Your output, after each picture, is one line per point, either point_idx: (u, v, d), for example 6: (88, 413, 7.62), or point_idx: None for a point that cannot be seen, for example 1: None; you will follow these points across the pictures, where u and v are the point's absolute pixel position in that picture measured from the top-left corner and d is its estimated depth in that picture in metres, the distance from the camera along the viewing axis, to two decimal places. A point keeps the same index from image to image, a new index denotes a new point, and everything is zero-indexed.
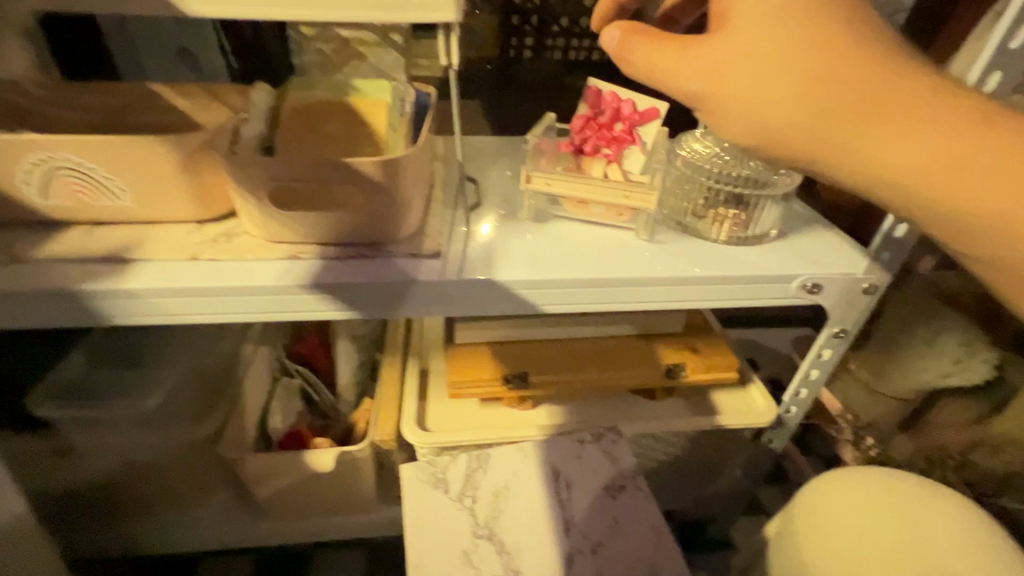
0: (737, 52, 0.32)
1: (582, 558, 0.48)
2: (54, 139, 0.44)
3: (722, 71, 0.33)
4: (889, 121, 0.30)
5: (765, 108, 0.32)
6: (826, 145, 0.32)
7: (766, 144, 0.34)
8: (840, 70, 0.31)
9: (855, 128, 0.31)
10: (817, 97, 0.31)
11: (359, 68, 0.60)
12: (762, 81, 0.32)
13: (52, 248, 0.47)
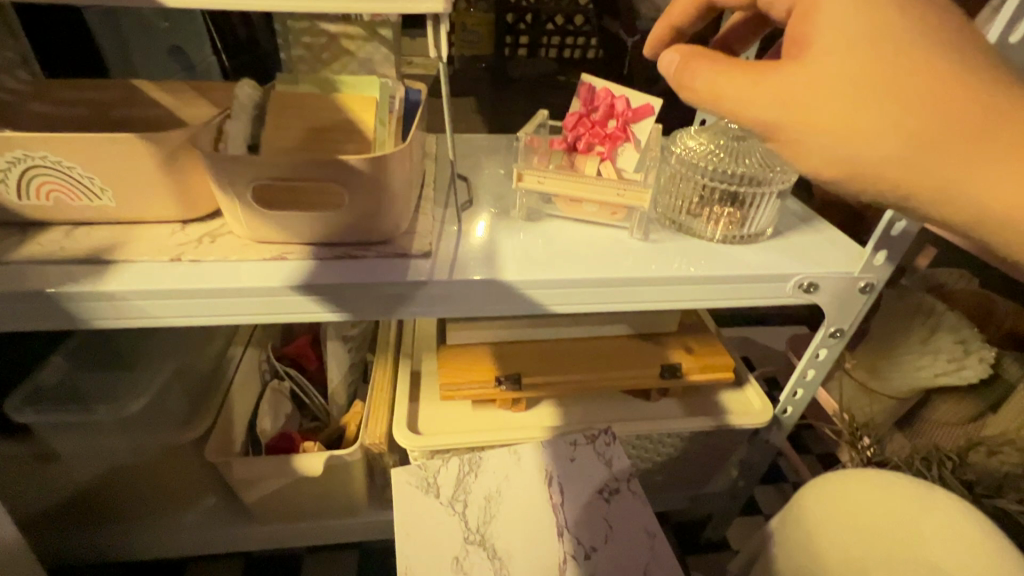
0: (820, 81, 0.30)
1: (575, 564, 0.48)
2: (29, 137, 0.43)
3: (804, 99, 0.30)
4: (996, 156, 0.28)
5: (854, 141, 0.30)
6: (927, 176, 0.29)
7: (850, 179, 0.31)
8: (940, 101, 0.28)
9: (960, 160, 0.28)
10: (916, 127, 0.29)
11: (349, 64, 0.59)
12: (854, 111, 0.29)
13: (29, 249, 0.46)
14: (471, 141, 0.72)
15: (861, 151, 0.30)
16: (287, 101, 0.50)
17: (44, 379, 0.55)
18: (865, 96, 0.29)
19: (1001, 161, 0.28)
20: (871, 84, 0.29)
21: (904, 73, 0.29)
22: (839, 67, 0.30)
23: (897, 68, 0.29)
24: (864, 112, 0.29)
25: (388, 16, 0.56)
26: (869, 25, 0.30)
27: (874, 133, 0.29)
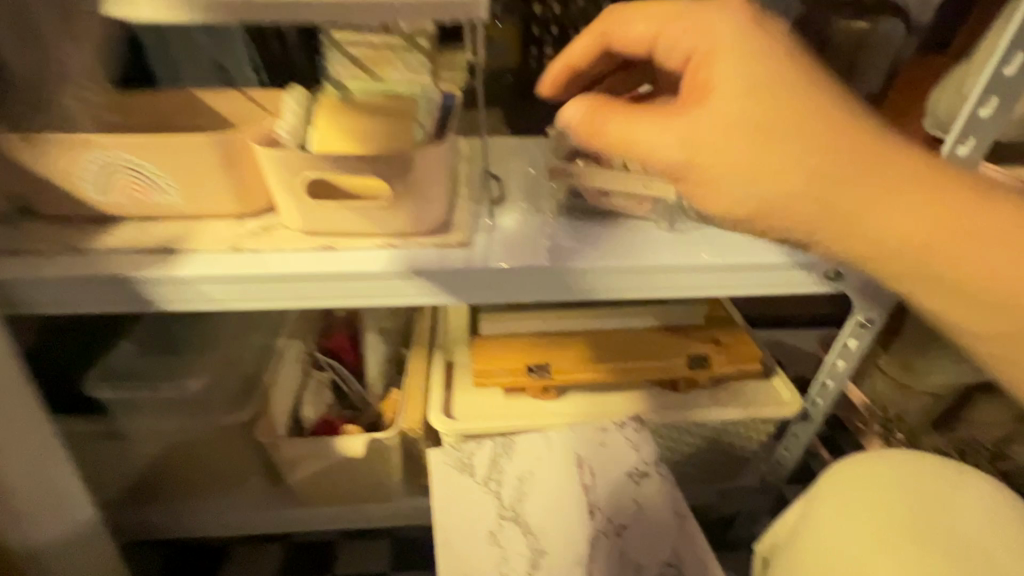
0: (721, 124, 0.34)
1: (606, 540, 0.50)
2: (112, 139, 0.48)
3: (707, 141, 0.34)
4: (869, 192, 0.33)
5: (755, 181, 0.34)
6: (820, 208, 0.34)
7: (757, 213, 0.35)
8: (822, 143, 0.33)
9: (845, 191, 0.33)
10: (805, 167, 0.33)
11: (387, 73, 0.63)
12: (749, 153, 0.34)
13: (107, 240, 0.51)
14: (501, 144, 0.75)
15: (763, 186, 0.34)
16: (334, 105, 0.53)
17: (115, 362, 0.61)
18: (755, 138, 0.34)
19: (877, 191, 0.33)
20: (760, 123, 0.34)
21: (786, 116, 0.33)
22: (731, 110, 0.34)
23: (778, 112, 0.33)
24: (758, 149, 0.34)
25: (426, 26, 0.60)
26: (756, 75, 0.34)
27: (769, 171, 0.33)
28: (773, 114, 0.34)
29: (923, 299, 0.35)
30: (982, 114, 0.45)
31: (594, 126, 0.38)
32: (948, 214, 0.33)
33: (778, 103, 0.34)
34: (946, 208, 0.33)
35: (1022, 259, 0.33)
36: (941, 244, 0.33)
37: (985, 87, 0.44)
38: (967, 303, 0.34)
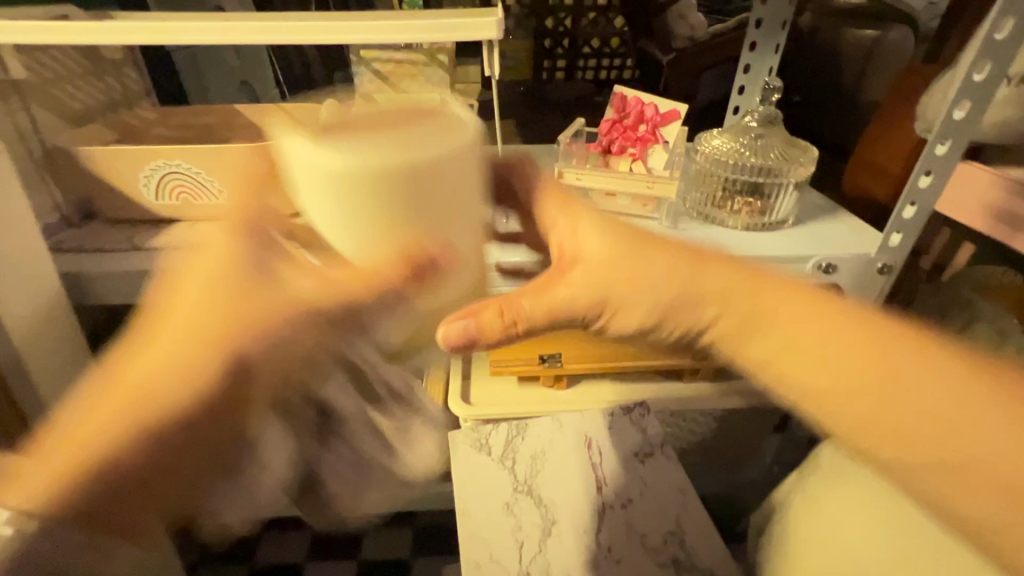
0: (609, 271, 0.45)
1: (612, 512, 0.57)
2: (173, 149, 0.55)
3: (607, 281, 0.45)
4: (739, 304, 0.44)
5: (647, 296, 0.45)
6: (715, 305, 0.44)
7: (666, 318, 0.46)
8: (681, 273, 0.45)
9: (722, 304, 0.44)
10: (678, 288, 0.45)
11: (411, 86, 0.69)
12: (639, 283, 0.45)
13: (164, 239, 0.57)
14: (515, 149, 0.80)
15: (654, 302, 0.45)
16: None
17: None
18: (639, 276, 0.45)
19: (717, 317, 0.44)
20: (627, 282, 0.45)
21: (642, 281, 0.45)
22: (600, 282, 0.45)
23: (630, 282, 0.45)
24: (629, 304, 0.45)
25: (445, 44, 0.66)
26: (611, 254, 0.45)
27: (653, 289, 0.45)
28: (633, 279, 0.45)
29: (827, 404, 0.41)
30: (957, 116, 0.49)
31: (494, 306, 0.43)
32: (789, 334, 0.42)
33: (632, 276, 0.45)
34: (778, 323, 0.42)
35: (876, 346, 0.40)
36: (820, 345, 0.41)
37: (959, 91, 0.48)
38: (818, 390, 0.41)
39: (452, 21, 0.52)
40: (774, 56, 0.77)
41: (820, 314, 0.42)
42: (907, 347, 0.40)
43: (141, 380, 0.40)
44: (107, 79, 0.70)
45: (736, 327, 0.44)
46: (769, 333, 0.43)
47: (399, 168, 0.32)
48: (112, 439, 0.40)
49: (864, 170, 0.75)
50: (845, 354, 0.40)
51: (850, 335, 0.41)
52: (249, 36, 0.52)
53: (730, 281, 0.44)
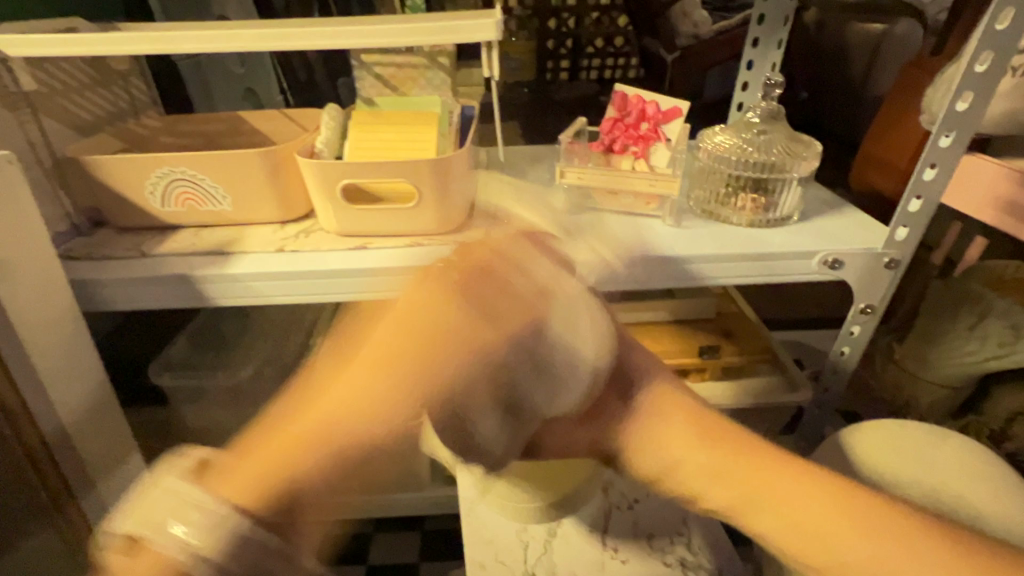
0: (639, 429, 0.42)
1: (620, 513, 0.57)
2: (176, 156, 0.56)
3: (634, 433, 0.43)
4: (767, 476, 0.39)
5: (668, 453, 0.41)
6: (731, 471, 0.39)
7: (685, 480, 0.41)
8: (708, 434, 0.41)
9: (746, 473, 0.39)
10: (707, 454, 0.40)
11: (412, 89, 0.69)
12: (671, 442, 0.41)
13: (168, 246, 0.58)
14: (517, 150, 0.80)
15: (668, 461, 0.41)
16: (361, 121, 0.58)
17: (173, 356, 0.71)
18: (662, 431, 0.42)
19: (716, 487, 0.39)
20: (655, 442, 0.42)
21: (676, 443, 0.41)
22: (634, 435, 0.42)
23: (668, 440, 0.41)
24: (646, 452, 0.42)
25: (446, 47, 0.66)
26: (659, 409, 0.43)
27: (676, 445, 0.41)
28: (668, 437, 0.42)
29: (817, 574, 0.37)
30: (960, 108, 0.49)
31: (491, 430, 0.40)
32: (793, 506, 0.38)
33: (659, 430, 0.42)
34: (775, 494, 0.38)
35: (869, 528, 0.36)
36: (821, 522, 0.37)
37: (963, 82, 0.47)
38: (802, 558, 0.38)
39: (450, 25, 0.52)
40: (777, 51, 0.76)
41: (812, 491, 0.38)
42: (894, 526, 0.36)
43: (358, 417, 0.35)
44: (115, 89, 0.71)
45: (735, 503, 0.39)
46: (771, 511, 0.38)
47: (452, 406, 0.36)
48: (331, 467, 0.34)
49: (870, 166, 0.75)
50: (824, 540, 0.37)
51: (852, 517, 0.37)
52: (249, 41, 0.52)
53: (731, 449, 0.40)
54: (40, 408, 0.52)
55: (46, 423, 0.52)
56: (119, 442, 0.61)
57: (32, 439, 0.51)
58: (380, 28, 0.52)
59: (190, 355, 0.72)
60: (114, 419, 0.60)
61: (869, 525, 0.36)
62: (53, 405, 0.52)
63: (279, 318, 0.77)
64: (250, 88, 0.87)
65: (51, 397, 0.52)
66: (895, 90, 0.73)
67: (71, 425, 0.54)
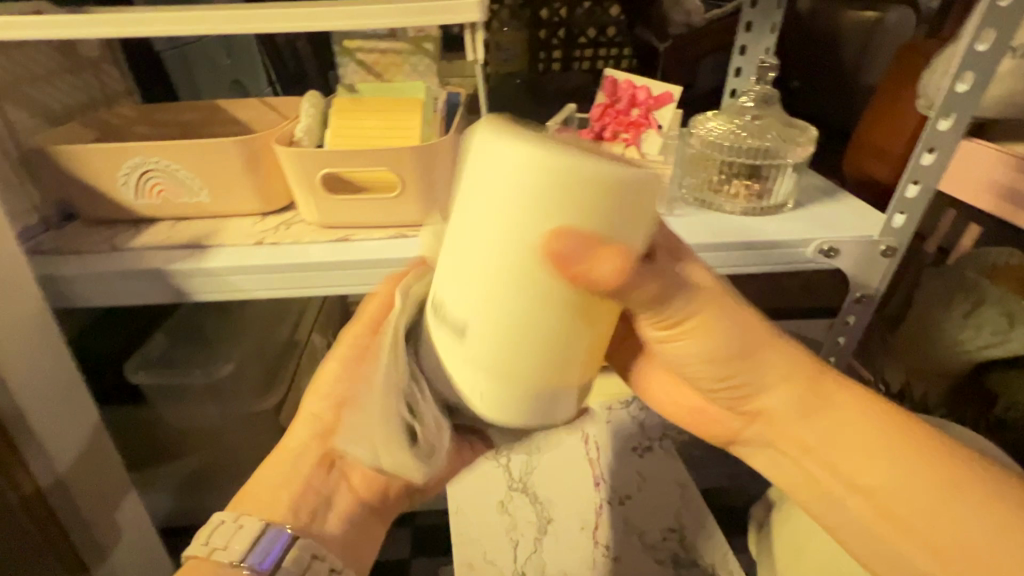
0: (725, 312, 0.37)
1: (611, 508, 0.59)
2: (148, 145, 0.54)
3: (721, 316, 0.37)
4: (834, 391, 0.40)
5: (750, 337, 0.38)
6: (796, 374, 0.40)
7: (747, 373, 0.40)
8: (783, 338, 0.40)
9: (817, 384, 0.40)
10: (780, 354, 0.40)
11: (397, 76, 0.66)
12: (753, 328, 0.38)
13: (142, 239, 0.56)
14: None
15: (738, 347, 0.38)
16: (342, 108, 0.56)
17: (151, 352, 0.71)
18: (744, 315, 0.38)
19: (776, 386, 0.40)
20: (739, 326, 0.37)
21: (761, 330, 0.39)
22: (714, 317, 0.37)
23: (733, 320, 0.37)
24: (694, 340, 0.38)
25: (431, 31, 0.64)
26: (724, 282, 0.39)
27: (759, 332, 0.39)
28: (747, 320, 0.38)
29: (852, 484, 0.39)
30: (960, 89, 0.47)
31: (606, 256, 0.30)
32: (853, 424, 0.39)
33: (730, 313, 0.37)
34: (839, 416, 0.39)
35: (932, 459, 0.37)
36: (887, 445, 0.38)
37: (962, 63, 0.46)
38: (848, 471, 0.39)
39: (431, 6, 0.50)
40: (770, 36, 0.75)
41: (854, 407, 0.39)
42: (916, 457, 0.38)
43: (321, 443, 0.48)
44: (86, 77, 0.69)
45: (793, 406, 0.40)
46: (811, 422, 0.40)
47: (591, 188, 0.28)
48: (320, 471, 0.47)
49: (864, 152, 0.74)
50: (883, 459, 0.38)
51: (914, 445, 0.38)
52: (220, 25, 0.50)
53: (790, 350, 0.40)
54: (18, 429, 0.51)
55: (30, 450, 0.52)
56: (111, 457, 0.61)
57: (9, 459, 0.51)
58: (358, 11, 0.50)
59: (169, 350, 0.72)
60: (102, 435, 0.59)
61: (882, 452, 0.38)
62: (34, 433, 0.52)
63: (263, 311, 0.78)
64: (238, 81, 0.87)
65: (33, 423, 0.52)
66: (889, 75, 0.71)
67: (54, 448, 0.54)
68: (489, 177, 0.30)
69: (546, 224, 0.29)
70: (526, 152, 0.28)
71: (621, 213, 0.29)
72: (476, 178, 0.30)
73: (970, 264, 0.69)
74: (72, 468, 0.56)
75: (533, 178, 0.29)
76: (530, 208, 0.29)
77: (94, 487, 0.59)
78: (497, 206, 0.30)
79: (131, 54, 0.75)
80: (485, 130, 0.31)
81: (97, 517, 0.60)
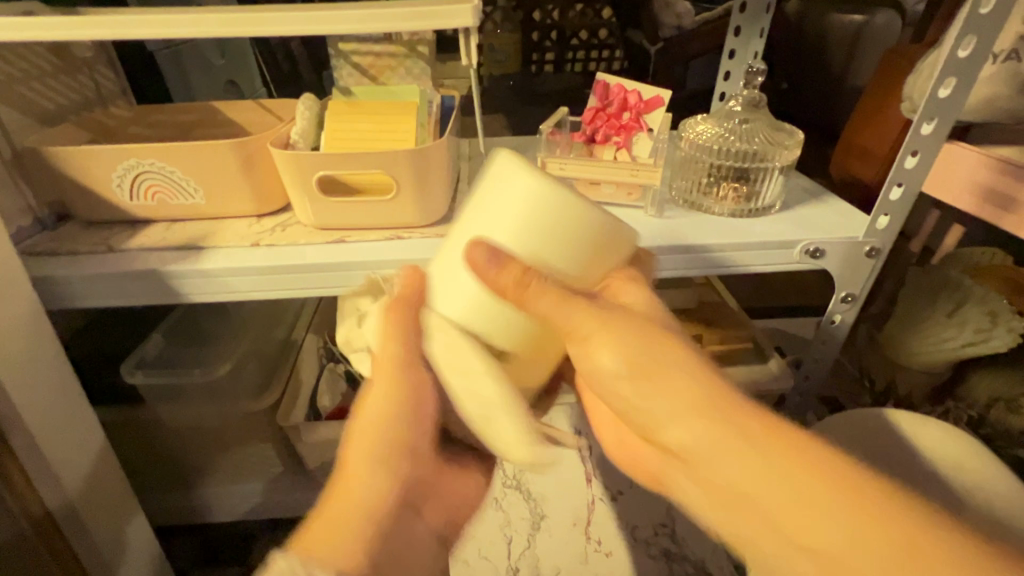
0: (625, 335, 0.34)
1: (604, 503, 0.60)
2: (143, 147, 0.54)
3: (620, 337, 0.34)
4: (770, 435, 0.31)
5: (645, 359, 0.34)
6: (715, 408, 0.32)
7: (647, 399, 0.34)
8: (706, 365, 0.33)
9: (744, 420, 0.31)
10: (698, 381, 0.33)
11: (392, 79, 0.67)
12: (653, 353, 0.34)
13: (138, 241, 0.56)
14: (500, 142, 0.79)
15: (634, 372, 0.34)
16: (337, 110, 0.56)
17: (145, 354, 0.70)
18: (648, 339, 0.34)
19: (684, 420, 0.32)
20: (636, 350, 0.34)
21: (667, 359, 0.34)
22: (609, 339, 0.34)
23: (631, 343, 0.34)
24: (601, 354, 0.34)
25: (425, 35, 0.65)
26: (646, 312, 0.36)
27: (665, 357, 0.34)
28: (650, 346, 0.34)
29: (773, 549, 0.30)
30: (942, 95, 0.49)
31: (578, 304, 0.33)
32: (782, 475, 0.30)
33: (626, 335, 0.34)
34: (762, 464, 0.30)
35: (886, 542, 0.27)
36: (824, 506, 0.28)
37: (944, 69, 0.48)
38: (765, 530, 0.30)
39: (426, 11, 0.51)
40: (759, 40, 0.76)
41: (789, 458, 0.30)
42: (868, 520, 0.28)
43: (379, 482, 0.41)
44: (81, 78, 0.69)
45: (702, 446, 0.32)
46: (733, 469, 0.31)
47: (600, 230, 0.33)
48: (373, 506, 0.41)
49: (851, 154, 0.75)
50: (813, 524, 0.28)
51: (864, 517, 0.28)
52: (216, 27, 0.50)
53: (712, 380, 0.33)
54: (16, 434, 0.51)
55: (27, 455, 0.52)
56: (103, 458, 0.60)
57: (8, 462, 0.50)
58: (355, 15, 0.51)
59: (163, 352, 0.72)
60: (97, 435, 0.59)
61: (844, 497, 0.28)
62: (32, 437, 0.52)
63: (257, 312, 0.79)
64: (233, 82, 0.88)
65: (30, 426, 0.52)
66: (874, 80, 0.73)
67: (51, 451, 0.54)
68: (505, 203, 0.33)
69: (560, 252, 0.33)
70: (539, 188, 0.32)
71: (612, 253, 0.34)
72: (503, 202, 0.33)
73: (952, 264, 0.71)
74: (70, 472, 0.56)
75: (544, 215, 0.32)
76: (541, 245, 0.33)
77: (88, 491, 0.58)
78: (510, 235, 0.33)
79: (126, 55, 0.75)
80: (506, 158, 0.33)
81: (96, 520, 0.59)
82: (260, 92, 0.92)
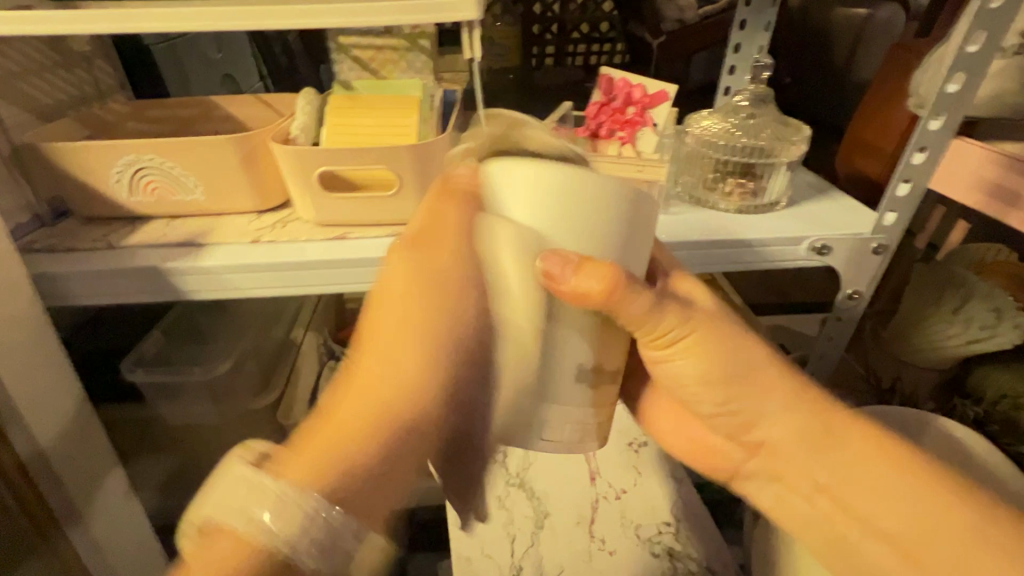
0: (720, 340, 0.40)
1: (607, 503, 0.60)
2: (141, 142, 0.53)
3: (714, 346, 0.40)
4: (845, 424, 0.40)
5: (738, 362, 0.40)
6: (803, 402, 0.41)
7: (738, 399, 0.41)
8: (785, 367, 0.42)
9: (824, 412, 0.41)
10: (790, 382, 0.41)
11: (394, 73, 0.66)
12: (743, 356, 0.40)
13: (137, 237, 0.55)
14: None
15: (728, 375, 0.41)
16: (339, 105, 0.56)
17: (145, 351, 0.70)
18: (741, 343, 0.41)
19: (780, 413, 0.41)
20: (732, 353, 0.40)
21: (753, 362, 0.40)
22: (704, 349, 0.40)
23: (722, 346, 0.40)
24: (685, 360, 0.41)
25: (427, 28, 0.64)
26: (718, 311, 0.42)
27: (756, 360, 0.41)
28: (738, 349, 0.40)
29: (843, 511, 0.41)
30: (951, 90, 0.48)
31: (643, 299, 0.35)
32: (856, 453, 0.40)
33: (710, 341, 0.40)
34: (842, 449, 0.40)
35: (934, 499, 0.38)
36: (888, 477, 0.39)
37: (952, 63, 0.47)
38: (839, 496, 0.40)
39: (428, 4, 0.50)
40: (765, 33, 0.75)
41: (871, 445, 0.40)
42: (922, 487, 0.38)
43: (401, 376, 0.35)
44: (78, 73, 0.68)
45: (796, 436, 0.41)
46: (817, 452, 0.40)
47: (621, 195, 0.32)
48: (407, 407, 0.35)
49: (857, 150, 0.74)
50: (881, 492, 0.39)
51: (920, 484, 0.38)
52: (212, 20, 0.50)
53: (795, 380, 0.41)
54: (15, 428, 0.51)
55: (21, 447, 0.52)
56: (101, 453, 0.61)
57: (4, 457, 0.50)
58: (356, 8, 0.50)
59: (162, 349, 0.71)
60: (97, 431, 0.60)
61: (890, 486, 0.39)
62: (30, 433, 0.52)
63: (257, 308, 0.78)
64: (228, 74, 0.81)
65: (27, 422, 0.52)
66: (880, 74, 0.72)
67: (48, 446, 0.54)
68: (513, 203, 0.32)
69: (587, 228, 0.32)
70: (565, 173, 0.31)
71: (638, 218, 0.34)
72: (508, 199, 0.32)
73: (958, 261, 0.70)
74: (67, 466, 0.56)
75: (563, 198, 0.32)
76: (564, 225, 0.32)
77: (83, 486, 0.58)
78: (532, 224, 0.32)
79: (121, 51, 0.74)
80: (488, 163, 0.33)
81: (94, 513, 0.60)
82: (255, 86, 0.88)
